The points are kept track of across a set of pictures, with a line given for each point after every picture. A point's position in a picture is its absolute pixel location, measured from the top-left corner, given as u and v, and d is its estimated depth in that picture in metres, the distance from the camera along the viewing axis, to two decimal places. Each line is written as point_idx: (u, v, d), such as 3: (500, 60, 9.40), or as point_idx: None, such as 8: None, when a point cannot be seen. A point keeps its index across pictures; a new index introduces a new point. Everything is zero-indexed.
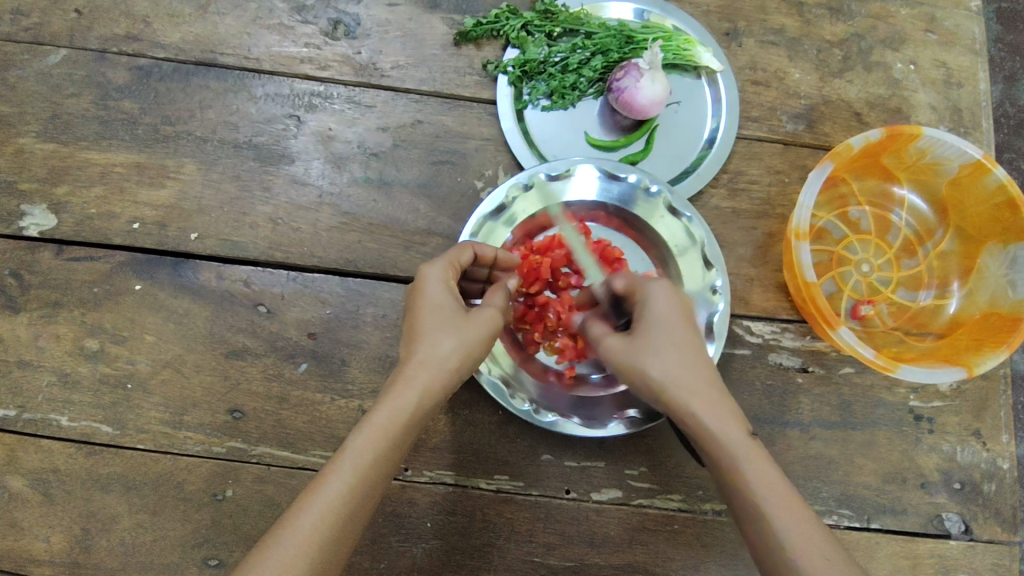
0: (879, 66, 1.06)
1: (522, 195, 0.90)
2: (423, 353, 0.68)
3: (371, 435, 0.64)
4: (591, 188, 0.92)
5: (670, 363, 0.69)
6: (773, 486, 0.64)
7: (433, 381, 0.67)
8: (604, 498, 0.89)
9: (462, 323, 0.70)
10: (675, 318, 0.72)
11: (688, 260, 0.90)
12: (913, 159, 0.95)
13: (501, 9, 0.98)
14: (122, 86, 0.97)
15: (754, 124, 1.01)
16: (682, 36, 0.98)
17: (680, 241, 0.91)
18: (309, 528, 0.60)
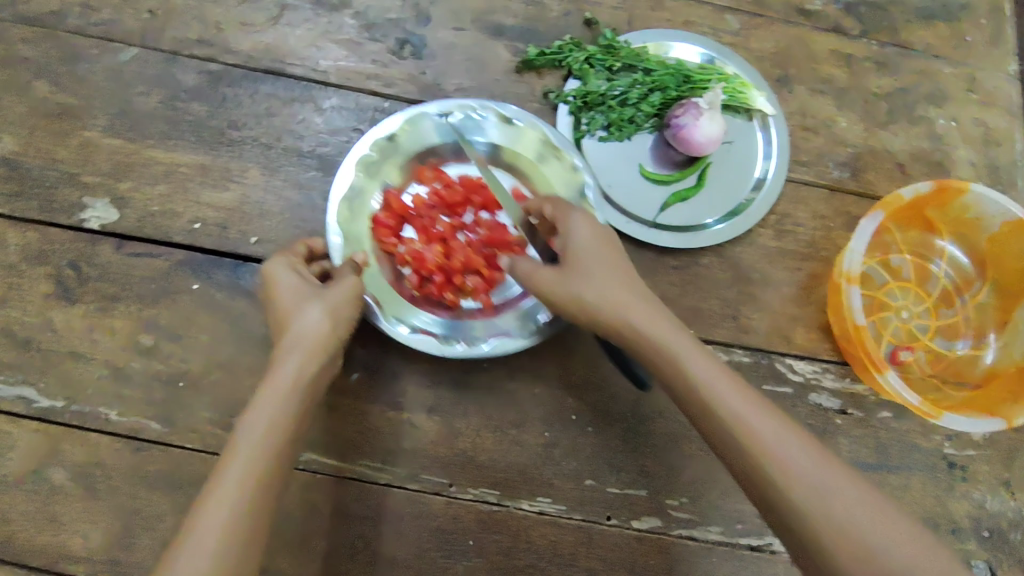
0: (922, 121, 1.10)
1: (371, 167, 0.90)
2: (296, 326, 0.73)
3: (262, 413, 0.67)
4: (423, 132, 0.93)
5: (602, 285, 0.74)
6: (719, 380, 0.67)
7: (309, 345, 0.73)
8: (645, 526, 0.90)
9: (323, 291, 0.77)
10: (594, 241, 0.77)
11: (542, 155, 0.94)
12: (957, 213, 0.99)
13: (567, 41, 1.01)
14: (191, 89, 0.99)
15: (802, 168, 1.04)
16: (739, 79, 1.01)
17: (528, 147, 0.94)
18: (219, 509, 0.60)
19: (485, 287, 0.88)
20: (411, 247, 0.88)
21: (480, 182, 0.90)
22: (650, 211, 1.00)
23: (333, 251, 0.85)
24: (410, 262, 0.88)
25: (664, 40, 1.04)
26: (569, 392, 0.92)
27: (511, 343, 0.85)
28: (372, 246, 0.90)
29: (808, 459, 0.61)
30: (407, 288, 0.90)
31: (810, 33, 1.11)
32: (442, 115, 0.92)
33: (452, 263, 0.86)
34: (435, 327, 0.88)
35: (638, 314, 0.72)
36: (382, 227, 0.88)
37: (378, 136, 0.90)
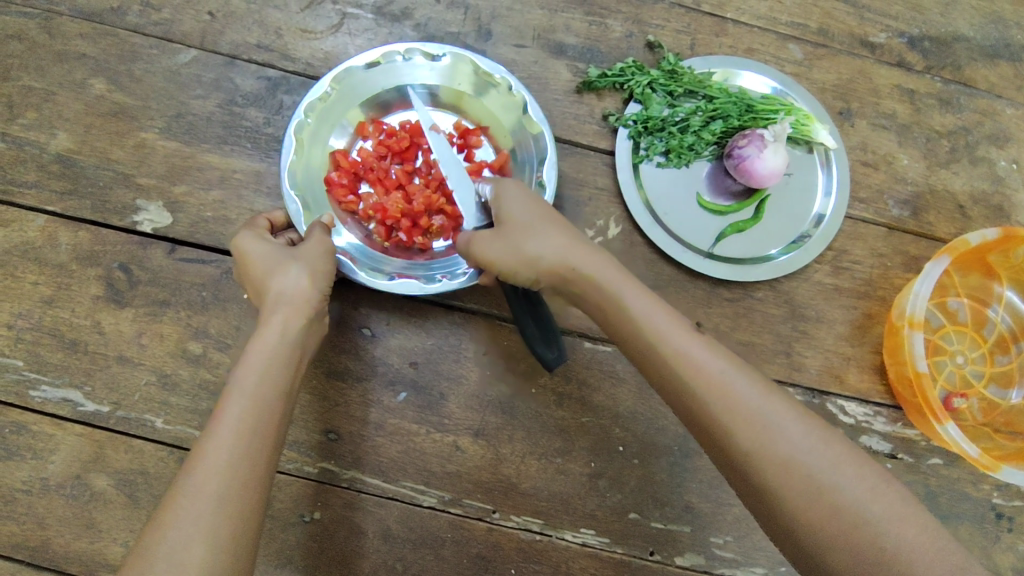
0: (984, 162, 1.08)
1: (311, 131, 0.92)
2: (277, 287, 0.72)
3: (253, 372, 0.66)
4: (358, 86, 0.95)
5: (547, 239, 0.72)
6: (678, 332, 0.67)
7: (295, 304, 0.72)
8: (688, 563, 0.89)
9: (299, 252, 0.76)
10: (529, 203, 0.76)
11: (480, 86, 0.95)
12: (1020, 259, 0.96)
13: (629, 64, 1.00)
14: (249, 94, 0.98)
15: (861, 205, 1.03)
16: (802, 111, 0.98)
17: (461, 82, 0.96)
18: (218, 462, 0.59)
19: (451, 221, 0.93)
20: (370, 201, 0.92)
21: (422, 125, 0.94)
22: (706, 240, 0.98)
23: (295, 218, 0.87)
24: (375, 213, 0.92)
25: (728, 68, 1.03)
26: (616, 422, 0.91)
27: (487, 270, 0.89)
28: (333, 207, 0.93)
29: (761, 403, 0.62)
30: (375, 241, 0.94)
31: (873, 66, 1.09)
32: (371, 65, 0.93)
33: (414, 207, 0.90)
34: (410, 270, 0.92)
35: (591, 268, 0.71)
36: (337, 187, 0.92)
37: (312, 101, 0.91)
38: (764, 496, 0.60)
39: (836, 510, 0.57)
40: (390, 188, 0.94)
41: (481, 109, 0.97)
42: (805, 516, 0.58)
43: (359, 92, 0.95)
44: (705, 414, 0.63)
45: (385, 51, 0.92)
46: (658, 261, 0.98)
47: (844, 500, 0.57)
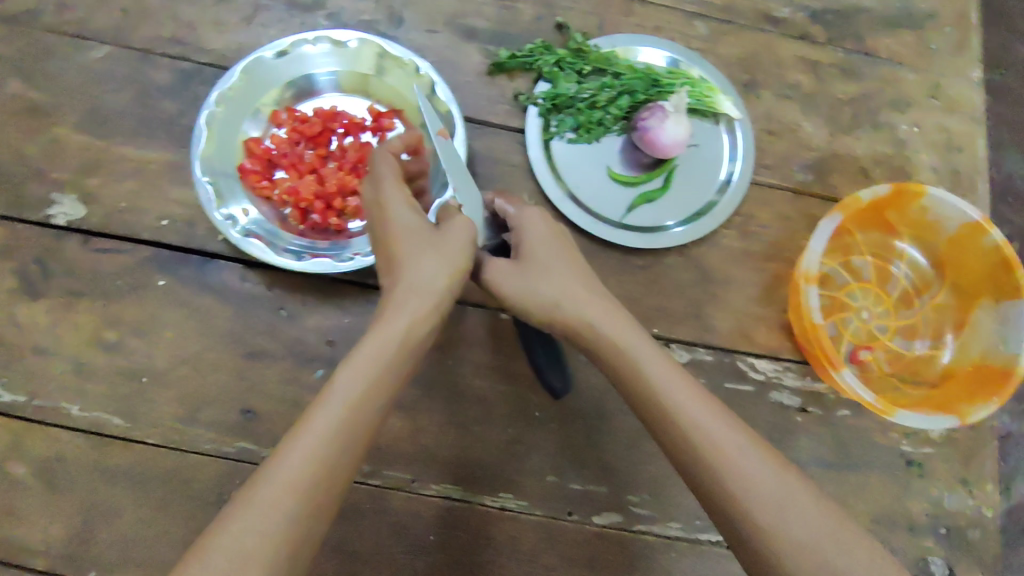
0: (886, 126, 1.12)
1: (223, 120, 0.94)
2: (411, 278, 0.69)
3: (355, 372, 0.63)
4: (267, 73, 0.96)
5: (559, 279, 0.74)
6: (676, 384, 0.68)
7: (423, 302, 0.69)
8: (606, 522, 0.91)
9: (437, 238, 0.72)
10: (554, 242, 0.78)
11: (387, 68, 0.98)
12: (915, 215, 1.01)
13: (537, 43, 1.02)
14: (162, 87, 0.99)
15: (768, 171, 1.06)
16: (705, 83, 1.02)
17: (368, 66, 0.98)
18: (296, 479, 0.56)
19: (367, 203, 0.95)
20: (285, 186, 0.93)
21: (335, 111, 0.96)
22: (617, 211, 1.01)
23: (208, 206, 0.88)
24: (289, 197, 0.92)
25: (634, 45, 1.06)
26: (532, 388, 0.93)
27: None
28: (248, 194, 0.93)
29: (752, 458, 0.62)
30: (291, 225, 0.94)
31: (777, 39, 1.13)
32: (279, 53, 0.95)
33: (327, 188, 0.92)
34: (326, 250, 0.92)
35: (597, 314, 0.73)
36: (251, 174, 0.93)
37: (222, 88, 0.93)
38: (752, 544, 0.59)
39: (812, 568, 0.56)
40: (305, 172, 0.95)
41: (388, 90, 0.99)
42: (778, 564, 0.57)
43: (269, 79, 0.97)
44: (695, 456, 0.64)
45: (291, 38, 0.95)
46: (571, 232, 1.01)
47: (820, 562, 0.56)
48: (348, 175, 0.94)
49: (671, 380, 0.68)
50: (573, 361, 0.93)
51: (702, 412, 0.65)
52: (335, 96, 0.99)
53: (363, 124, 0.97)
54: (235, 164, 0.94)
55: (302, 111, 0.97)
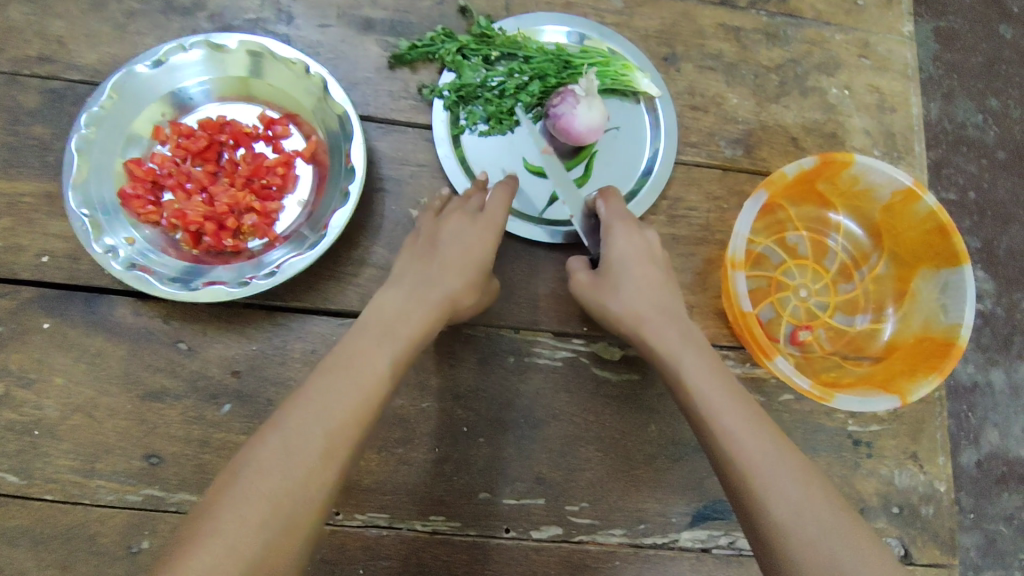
0: (815, 91, 1.07)
1: (98, 142, 0.87)
2: (431, 268, 0.79)
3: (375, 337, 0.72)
4: (142, 86, 0.89)
5: (629, 294, 0.79)
6: (713, 384, 0.71)
7: (436, 284, 0.78)
8: (544, 536, 0.87)
9: (463, 230, 0.82)
10: (635, 254, 0.80)
11: (272, 69, 0.91)
12: (847, 184, 0.95)
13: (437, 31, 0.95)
14: (33, 111, 0.91)
15: (693, 149, 1.01)
16: (619, 61, 0.96)
17: (252, 68, 0.92)
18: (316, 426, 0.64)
19: (263, 218, 0.88)
20: (172, 208, 0.87)
21: (220, 121, 0.90)
22: (538, 204, 0.94)
23: (83, 237, 0.82)
24: (177, 221, 0.86)
25: (539, 25, 0.99)
26: (457, 403, 0.88)
27: (296, 263, 0.82)
28: (132, 221, 0.87)
29: (777, 458, 0.65)
30: (183, 250, 0.88)
31: (696, 7, 1.06)
32: (153, 64, 0.88)
33: (217, 208, 0.86)
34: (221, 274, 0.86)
35: (652, 323, 0.77)
36: (133, 199, 0.87)
37: (91, 108, 0.86)
38: (755, 528, 0.63)
39: (816, 561, 0.58)
40: (194, 191, 0.89)
41: (277, 93, 0.93)
42: (776, 549, 0.60)
43: (145, 93, 0.90)
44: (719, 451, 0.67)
45: (165, 46, 0.87)
46: None
47: (817, 553, 0.58)
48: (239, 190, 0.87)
49: (707, 382, 0.71)
50: (500, 368, 0.89)
51: (734, 411, 0.68)
52: (221, 107, 0.93)
53: (252, 133, 0.90)
54: (114, 189, 0.87)
55: (187, 125, 0.91)
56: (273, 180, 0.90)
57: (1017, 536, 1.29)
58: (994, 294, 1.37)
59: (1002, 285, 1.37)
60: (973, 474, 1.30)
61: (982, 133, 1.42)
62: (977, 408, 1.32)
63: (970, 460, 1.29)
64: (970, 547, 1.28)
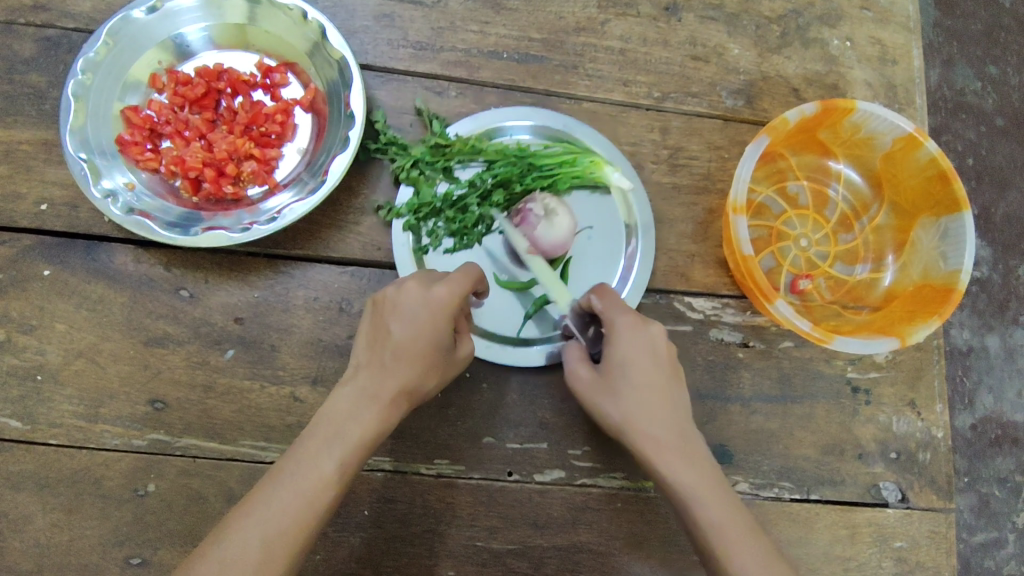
0: (816, 43, 1.06)
1: (95, 88, 0.86)
2: (390, 346, 0.71)
3: (325, 438, 0.66)
4: (139, 32, 0.88)
5: (630, 405, 0.72)
6: (709, 499, 0.69)
7: (394, 372, 0.70)
8: (547, 478, 0.87)
9: (421, 303, 0.71)
10: (638, 352, 0.73)
11: (269, 16, 0.90)
12: (848, 133, 0.95)
13: (389, 143, 0.88)
14: (28, 59, 0.90)
15: (694, 99, 1.01)
16: (588, 157, 0.89)
17: (250, 16, 0.91)
18: (270, 532, 0.62)
19: (262, 167, 0.88)
20: (171, 155, 0.87)
21: (218, 68, 0.89)
22: (514, 322, 0.90)
23: (81, 180, 0.82)
24: (176, 167, 0.86)
25: (500, 120, 0.94)
26: None
27: (298, 208, 0.82)
28: (131, 167, 0.87)
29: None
30: (183, 198, 0.88)
31: None
32: (149, 10, 0.87)
33: (216, 154, 0.85)
34: (220, 220, 0.85)
35: (655, 431, 0.71)
36: (131, 145, 0.86)
37: (88, 53, 0.86)
38: None
39: None
40: (193, 138, 0.88)
41: (275, 41, 0.92)
42: None
43: (143, 39, 0.89)
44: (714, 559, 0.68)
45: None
46: None
47: None
48: (238, 138, 0.87)
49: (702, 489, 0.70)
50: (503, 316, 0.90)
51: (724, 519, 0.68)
52: (219, 55, 0.92)
53: (250, 80, 0.89)
54: (112, 135, 0.87)
55: (184, 72, 0.90)
56: (272, 128, 0.89)
57: (1011, 497, 1.31)
58: (990, 260, 1.36)
59: (998, 251, 1.36)
60: (968, 437, 1.32)
61: (980, 97, 1.42)
62: (972, 372, 1.34)
63: (964, 423, 1.32)
64: (964, 507, 1.30)
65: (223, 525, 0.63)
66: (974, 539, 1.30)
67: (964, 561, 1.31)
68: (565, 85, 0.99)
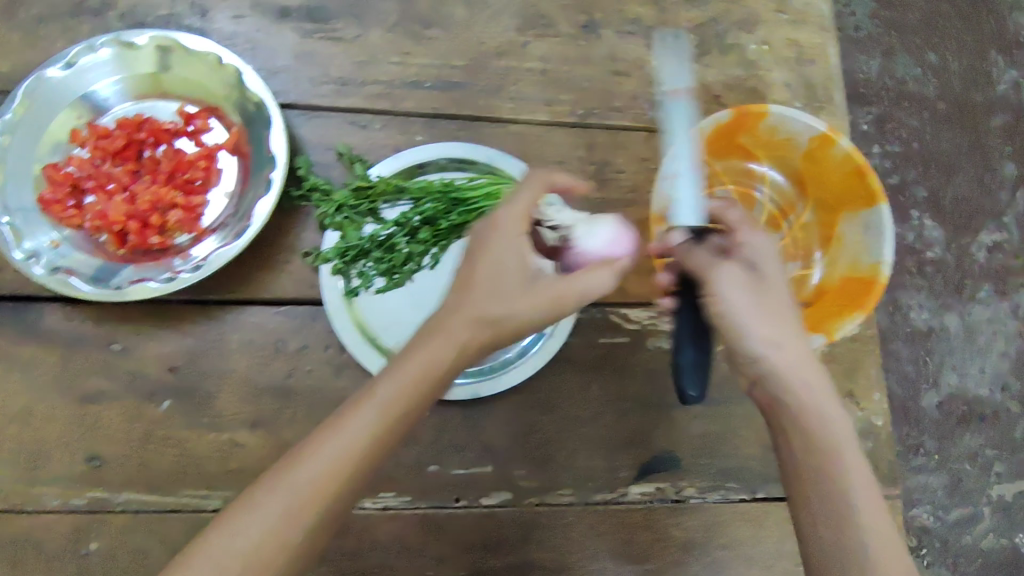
0: (734, 49, 1.08)
1: (14, 150, 0.86)
2: (471, 277, 0.69)
3: (395, 384, 0.66)
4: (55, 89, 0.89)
5: (790, 320, 0.71)
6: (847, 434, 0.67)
7: (461, 309, 0.68)
8: (495, 501, 0.88)
9: (523, 227, 0.71)
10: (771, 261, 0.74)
11: (188, 63, 0.91)
12: (767, 136, 0.96)
13: (312, 189, 0.90)
14: None
15: (618, 113, 1.02)
16: (511, 186, 0.93)
17: (168, 65, 0.91)
18: (303, 480, 0.63)
19: (188, 214, 0.88)
20: (95, 209, 0.87)
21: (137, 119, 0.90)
22: None
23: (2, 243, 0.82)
24: (100, 222, 0.86)
25: (422, 159, 0.95)
26: None
27: (223, 256, 0.83)
28: (55, 225, 0.87)
29: (880, 522, 0.64)
30: (110, 251, 0.88)
31: None
32: (63, 67, 0.88)
33: (140, 206, 0.86)
34: (148, 270, 0.85)
35: (796, 351, 0.69)
36: (54, 203, 0.86)
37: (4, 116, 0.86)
38: None
39: None
40: (115, 191, 0.88)
41: (195, 88, 0.92)
42: None
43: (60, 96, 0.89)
44: (831, 542, 0.64)
45: (72, 49, 0.87)
46: None
47: None
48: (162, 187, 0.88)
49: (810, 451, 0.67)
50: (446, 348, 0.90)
51: (864, 499, 0.65)
52: (139, 105, 0.92)
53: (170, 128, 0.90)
54: (33, 194, 0.87)
55: (104, 126, 0.90)
56: (195, 174, 0.89)
57: (980, 472, 1.32)
58: (942, 241, 1.38)
59: (953, 233, 1.39)
60: (936, 417, 1.34)
61: (922, 85, 1.45)
62: (934, 353, 1.35)
63: (931, 403, 1.33)
64: (936, 486, 1.31)
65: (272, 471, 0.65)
66: (951, 516, 1.32)
67: (942, 539, 1.31)
68: (491, 108, 1.00)
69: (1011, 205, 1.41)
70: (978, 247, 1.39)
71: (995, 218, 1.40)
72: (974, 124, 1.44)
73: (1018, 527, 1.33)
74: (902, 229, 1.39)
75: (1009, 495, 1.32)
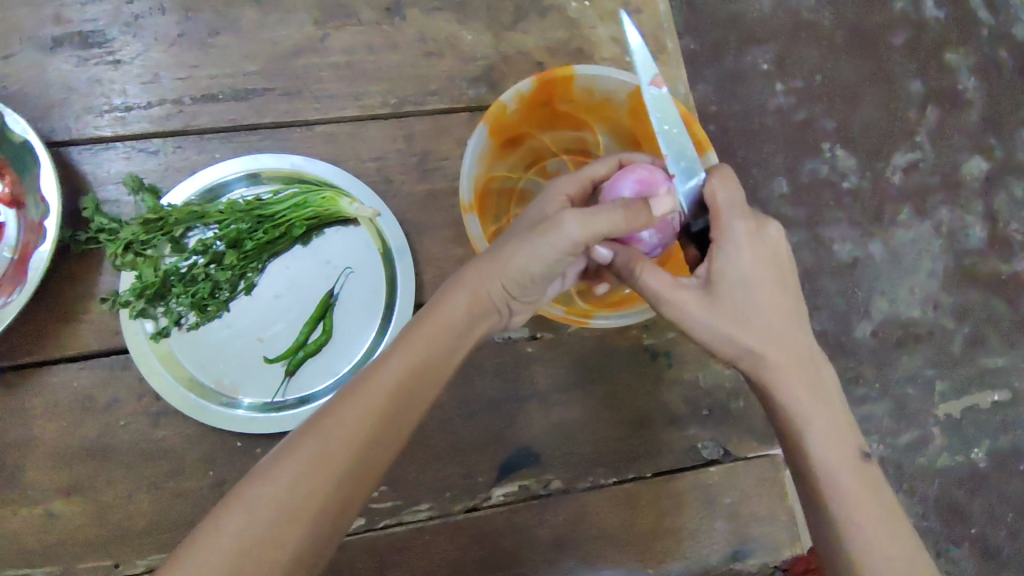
0: (554, 9, 1.01)
1: None
2: (488, 266, 0.69)
3: (407, 357, 0.66)
4: None
5: (773, 304, 0.69)
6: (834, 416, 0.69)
7: (465, 295, 0.70)
8: (348, 530, 0.83)
9: (530, 218, 0.72)
10: (759, 266, 0.70)
11: None
12: (586, 99, 0.91)
13: (99, 230, 0.80)
14: None
15: (434, 97, 0.96)
16: (319, 194, 0.86)
17: None
18: (348, 446, 0.61)
19: None
20: None
21: None
22: (275, 380, 0.85)
23: None
24: None
25: (219, 179, 0.88)
26: None
27: (11, 311, 0.79)
28: None
29: (866, 493, 0.68)
30: None
31: None
32: None
33: None
34: None
35: (796, 336, 0.70)
36: None
37: None
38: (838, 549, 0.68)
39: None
40: None
41: None
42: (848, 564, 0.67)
43: None
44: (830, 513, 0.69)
45: None
46: None
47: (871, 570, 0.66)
48: None
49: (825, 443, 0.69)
50: (271, 377, 0.85)
51: (848, 474, 0.68)
52: None
53: None
54: None
55: None
56: None
57: (924, 394, 1.25)
58: (858, 169, 1.29)
59: (863, 160, 1.30)
60: (870, 346, 1.24)
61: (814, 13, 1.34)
62: (861, 282, 1.26)
63: (864, 332, 1.24)
64: (880, 415, 1.23)
65: (264, 460, 0.61)
66: (901, 441, 1.24)
67: (895, 464, 1.23)
68: (293, 113, 0.93)
69: (921, 122, 1.33)
70: (894, 169, 1.31)
71: (908, 137, 1.32)
72: (874, 45, 1.35)
73: (970, 443, 1.26)
74: (816, 163, 1.29)
75: (955, 412, 1.26)
